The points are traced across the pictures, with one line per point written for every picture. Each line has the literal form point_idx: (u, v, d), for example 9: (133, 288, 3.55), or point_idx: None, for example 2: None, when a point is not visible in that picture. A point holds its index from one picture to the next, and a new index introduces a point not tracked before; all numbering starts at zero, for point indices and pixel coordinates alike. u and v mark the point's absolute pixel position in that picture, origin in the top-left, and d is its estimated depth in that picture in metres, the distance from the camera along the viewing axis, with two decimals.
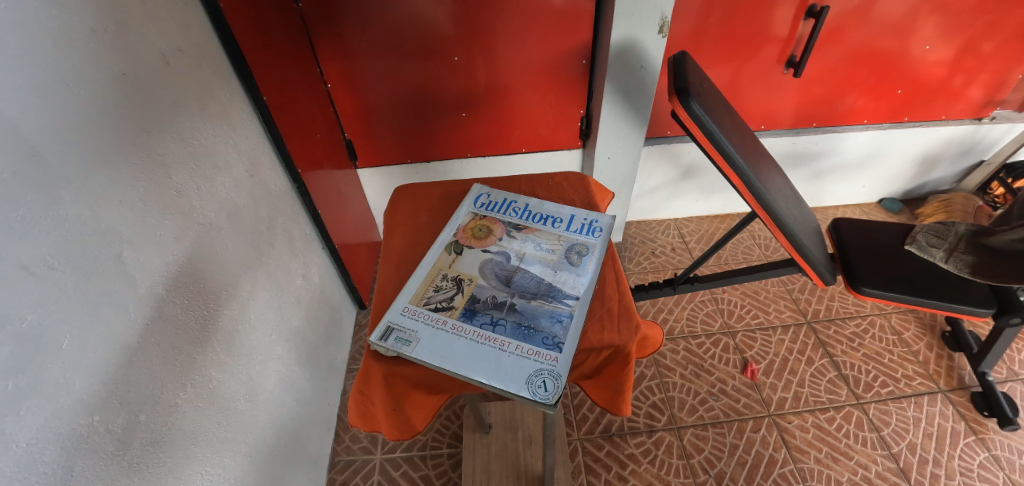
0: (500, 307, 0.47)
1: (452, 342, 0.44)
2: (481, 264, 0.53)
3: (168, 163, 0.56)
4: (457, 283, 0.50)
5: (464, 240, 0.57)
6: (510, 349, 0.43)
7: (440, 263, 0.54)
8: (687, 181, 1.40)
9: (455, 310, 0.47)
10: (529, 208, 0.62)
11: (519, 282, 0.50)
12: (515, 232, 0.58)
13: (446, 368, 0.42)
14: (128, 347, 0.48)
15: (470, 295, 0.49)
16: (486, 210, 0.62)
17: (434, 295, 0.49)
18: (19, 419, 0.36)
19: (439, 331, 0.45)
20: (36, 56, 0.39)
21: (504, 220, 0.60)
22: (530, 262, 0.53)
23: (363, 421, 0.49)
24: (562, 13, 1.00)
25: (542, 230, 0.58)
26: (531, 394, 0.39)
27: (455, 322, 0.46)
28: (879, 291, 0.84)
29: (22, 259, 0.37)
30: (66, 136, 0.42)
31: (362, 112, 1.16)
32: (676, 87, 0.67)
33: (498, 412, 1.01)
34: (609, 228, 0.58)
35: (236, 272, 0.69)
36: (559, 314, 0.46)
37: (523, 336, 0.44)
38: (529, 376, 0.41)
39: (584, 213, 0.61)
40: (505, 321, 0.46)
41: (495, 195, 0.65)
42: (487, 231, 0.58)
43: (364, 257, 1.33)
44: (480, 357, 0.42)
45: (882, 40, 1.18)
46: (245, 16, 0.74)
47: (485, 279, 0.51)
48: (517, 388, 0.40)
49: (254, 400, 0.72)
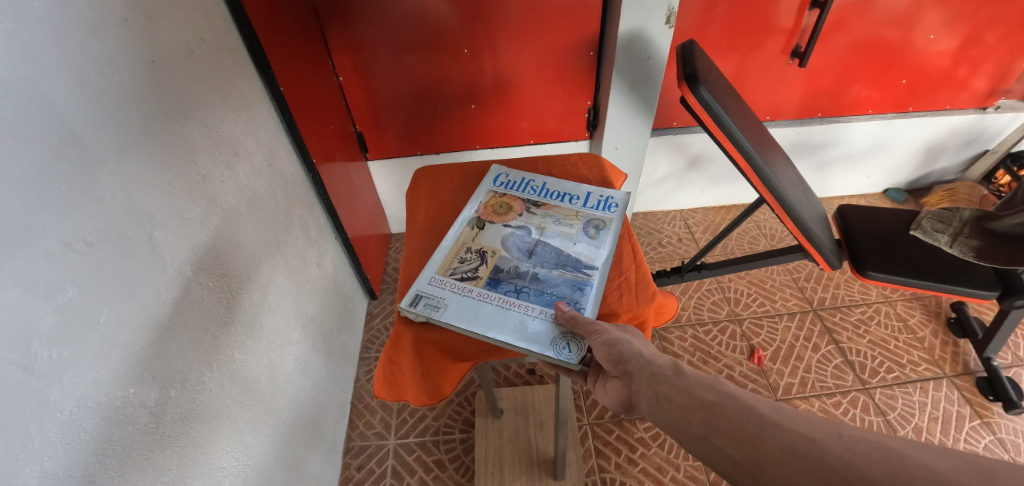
0: (524, 276, 0.50)
1: (479, 308, 0.47)
2: (503, 237, 0.56)
3: (193, 149, 0.58)
4: (481, 255, 0.53)
5: (486, 216, 0.59)
6: (534, 314, 0.47)
7: (463, 237, 0.56)
8: (693, 172, 1.41)
9: (479, 280, 0.50)
10: (547, 187, 0.64)
11: (540, 254, 0.53)
12: (534, 208, 0.60)
13: (474, 331, 0.45)
14: (159, 324, 0.50)
15: (494, 267, 0.52)
16: (505, 188, 0.64)
17: (460, 266, 0.52)
18: (62, 387, 0.38)
19: (465, 298, 0.48)
20: (74, 43, 0.41)
21: (524, 198, 0.62)
22: (550, 237, 0.55)
23: (390, 392, 0.51)
24: (570, 5, 1.02)
25: (560, 207, 0.61)
26: (557, 353, 0.43)
27: (481, 290, 0.49)
28: (884, 275, 0.86)
29: (64, 235, 0.39)
30: (103, 118, 0.44)
31: (372, 104, 1.17)
32: (684, 73, 0.69)
33: (509, 398, 1.03)
34: (625, 204, 0.61)
35: (256, 257, 0.70)
36: (581, 283, 0.50)
37: (547, 302, 0.48)
38: (553, 338, 0.44)
39: (600, 190, 0.63)
40: (529, 289, 0.49)
41: (513, 175, 0.67)
42: (507, 207, 0.60)
43: (375, 248, 1.35)
44: (506, 320, 0.46)
45: (887, 30, 1.19)
46: (261, 7, 0.76)
47: (508, 251, 0.53)
48: (543, 348, 0.44)
49: (274, 381, 0.74)
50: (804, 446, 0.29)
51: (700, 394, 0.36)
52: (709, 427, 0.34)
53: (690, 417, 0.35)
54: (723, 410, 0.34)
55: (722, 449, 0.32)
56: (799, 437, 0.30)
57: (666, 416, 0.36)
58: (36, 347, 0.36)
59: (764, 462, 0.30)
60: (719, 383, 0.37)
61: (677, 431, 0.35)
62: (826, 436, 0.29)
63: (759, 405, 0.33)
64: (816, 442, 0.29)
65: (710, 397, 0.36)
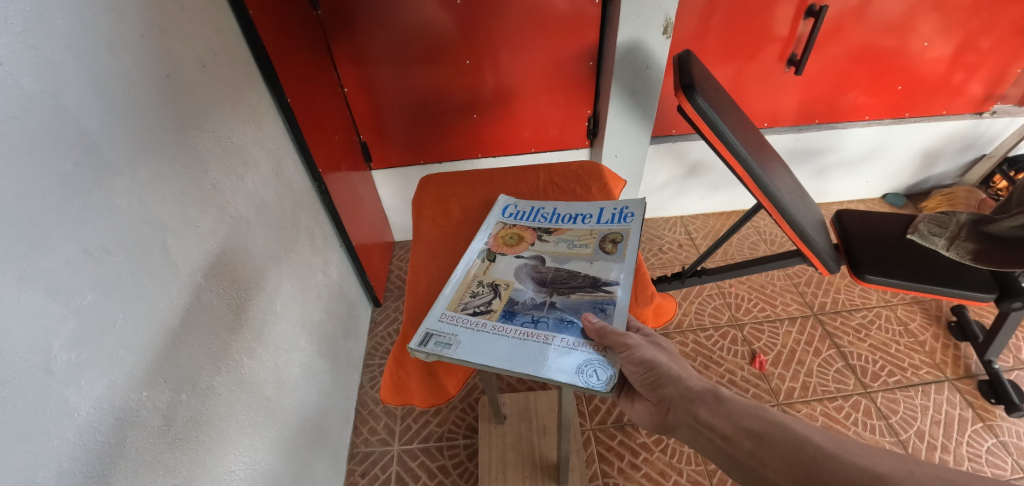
0: (540, 306, 0.49)
1: (493, 342, 0.45)
2: (515, 270, 0.56)
3: (204, 159, 0.59)
4: (493, 288, 0.53)
5: (497, 248, 0.60)
6: (554, 343, 0.44)
7: (474, 270, 0.57)
8: (693, 179, 1.43)
9: (493, 314, 0.49)
10: (557, 212, 0.65)
11: (554, 281, 0.53)
12: (546, 235, 0.61)
13: (491, 366, 0.43)
14: (171, 329, 0.51)
15: (508, 299, 0.51)
16: (514, 219, 0.65)
17: (471, 301, 0.51)
18: (81, 389, 0.39)
19: (478, 332, 0.47)
20: (95, 59, 0.43)
21: (534, 227, 0.63)
22: (565, 260, 0.56)
23: (396, 395, 0.53)
24: (570, 16, 1.04)
25: (573, 228, 0.61)
26: (585, 383, 0.41)
27: (495, 323, 0.48)
28: (881, 278, 0.87)
29: (83, 242, 0.40)
30: (120, 130, 0.45)
31: (376, 115, 1.20)
32: (681, 83, 0.70)
33: (512, 403, 1.04)
34: (640, 214, 0.61)
35: (264, 264, 0.72)
36: (602, 303, 0.49)
37: (567, 329, 0.46)
38: (579, 367, 0.42)
39: (613, 204, 0.64)
40: (547, 318, 0.48)
41: (521, 204, 0.68)
42: (518, 237, 0.61)
43: (378, 257, 1.36)
44: (525, 352, 0.43)
45: (882, 38, 1.21)
46: (270, 23, 0.79)
47: (522, 283, 0.53)
48: (569, 377, 0.41)
49: (280, 387, 0.75)
50: (871, 481, 0.31)
51: (745, 423, 0.39)
52: (758, 458, 0.37)
53: (736, 445, 0.39)
54: (772, 440, 0.37)
55: (773, 480, 0.35)
56: (865, 472, 0.32)
57: (709, 441, 0.40)
58: (55, 349, 0.37)
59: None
60: (766, 411, 0.40)
61: (719, 456, 0.39)
62: (895, 473, 0.31)
63: (813, 436, 0.36)
64: (885, 478, 0.31)
65: (756, 426, 0.39)
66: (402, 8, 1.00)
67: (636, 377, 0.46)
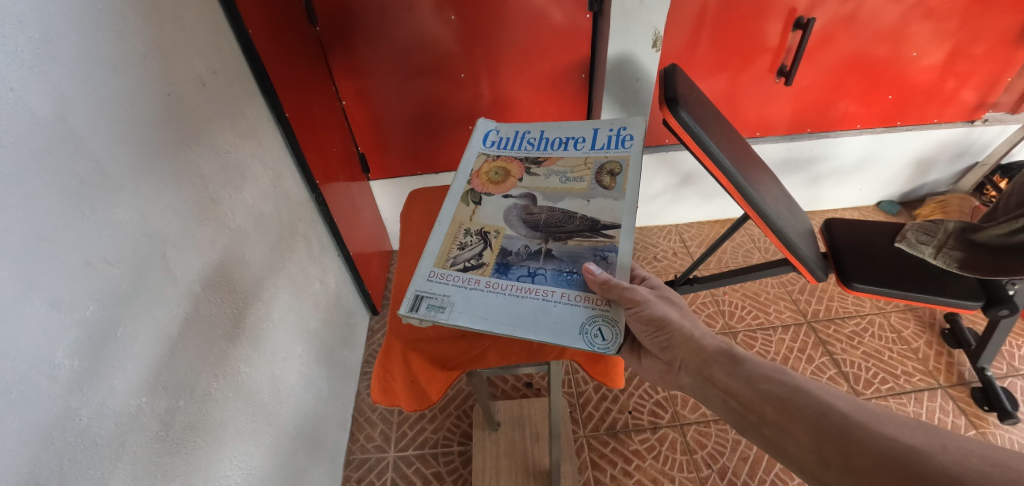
0: (535, 257, 0.52)
1: (491, 301, 0.48)
2: (506, 213, 0.58)
3: (204, 173, 0.62)
4: (483, 238, 0.55)
5: (482, 188, 0.61)
6: (555, 298, 0.48)
7: (460, 217, 0.59)
8: (686, 188, 1.44)
9: (485, 268, 0.52)
10: (544, 137, 0.66)
11: (546, 224, 0.56)
12: (535, 167, 0.63)
13: (492, 326, 0.46)
14: (170, 338, 0.53)
15: (499, 250, 0.54)
16: (498, 149, 0.66)
17: (461, 255, 0.54)
18: (82, 395, 0.41)
19: (473, 291, 0.50)
20: (100, 81, 0.45)
21: (521, 158, 0.64)
22: (559, 199, 0.58)
23: (384, 396, 0.62)
24: (563, 29, 1.07)
25: (564, 158, 0.63)
26: (591, 344, 0.44)
27: (489, 279, 0.51)
28: (869, 286, 0.88)
29: (86, 254, 0.43)
30: (124, 148, 0.48)
31: (374, 126, 1.22)
32: (665, 97, 0.72)
33: (506, 410, 1.06)
34: (637, 137, 0.62)
35: (261, 274, 0.74)
36: (603, 251, 0.52)
37: (566, 283, 0.49)
38: (583, 328, 0.46)
39: (608, 125, 0.65)
40: (544, 271, 0.51)
41: (505, 131, 0.69)
42: (503, 173, 0.63)
43: (376, 264, 1.39)
44: (528, 309, 0.47)
45: (872, 48, 1.23)
46: (269, 41, 0.82)
47: (513, 229, 0.56)
48: (574, 338, 0.45)
49: (277, 394, 0.77)
50: (900, 453, 0.34)
51: (767, 387, 0.44)
52: (778, 419, 0.41)
53: (754, 405, 0.43)
54: (795, 405, 0.41)
55: (792, 437, 0.40)
56: (895, 443, 0.35)
57: (726, 399, 0.46)
58: (59, 357, 0.39)
59: (848, 459, 0.36)
60: (790, 377, 0.44)
61: (733, 414, 0.45)
62: (929, 447, 0.34)
63: (838, 404, 0.40)
64: (918, 451, 0.34)
65: (777, 390, 0.43)
66: (399, 23, 1.03)
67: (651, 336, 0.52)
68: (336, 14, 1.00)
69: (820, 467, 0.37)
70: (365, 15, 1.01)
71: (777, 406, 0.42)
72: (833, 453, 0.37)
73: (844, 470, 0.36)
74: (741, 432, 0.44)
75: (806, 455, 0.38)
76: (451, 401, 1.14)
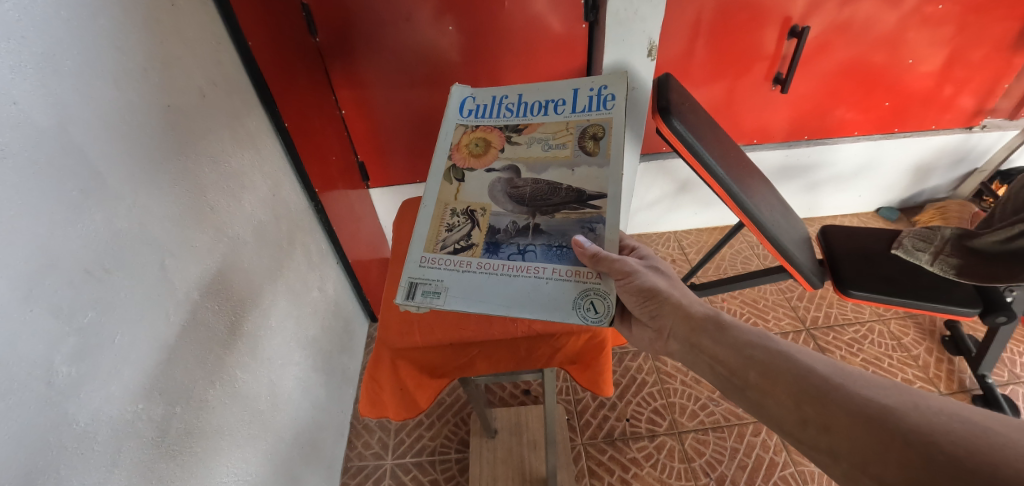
0: (524, 233, 0.54)
1: (485, 282, 0.51)
2: (490, 188, 0.59)
3: (203, 183, 0.63)
4: (471, 217, 0.57)
5: (463, 163, 0.61)
6: (546, 274, 0.51)
7: (445, 196, 0.59)
8: (684, 195, 1.45)
9: (476, 249, 0.54)
10: (523, 101, 0.65)
11: (532, 197, 0.57)
12: (516, 135, 0.62)
13: (489, 307, 0.49)
14: (167, 345, 0.54)
15: (487, 229, 0.55)
16: (476, 119, 0.65)
17: (450, 236, 0.55)
18: (80, 401, 0.42)
19: (466, 272, 0.52)
20: (101, 95, 0.46)
21: (500, 127, 0.63)
22: (543, 169, 0.58)
23: (373, 408, 0.65)
24: (559, 38, 1.08)
25: (545, 123, 0.63)
26: (584, 317, 0.48)
27: (480, 260, 0.53)
28: (865, 293, 0.91)
29: (86, 263, 0.44)
30: (122, 159, 0.49)
31: (374, 134, 1.24)
32: (658, 106, 0.73)
33: (504, 418, 1.06)
34: (619, 96, 0.62)
35: (259, 282, 0.75)
36: (591, 222, 0.53)
37: (556, 258, 0.52)
38: (576, 302, 0.49)
39: (588, 84, 0.64)
40: (533, 247, 0.53)
41: (480, 97, 0.67)
42: (484, 144, 0.62)
43: (376, 271, 1.40)
44: (522, 287, 0.50)
45: (868, 55, 1.24)
46: (269, 52, 0.83)
47: (499, 205, 0.57)
48: (567, 313, 0.48)
49: (275, 400, 0.77)
50: (874, 412, 0.37)
51: (751, 353, 0.47)
52: (761, 381, 0.45)
53: (738, 370, 0.47)
54: (777, 368, 0.44)
55: (773, 399, 0.43)
56: (874, 403, 0.38)
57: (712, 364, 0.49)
58: (57, 363, 0.40)
59: (826, 417, 0.39)
60: (774, 344, 0.47)
61: (718, 378, 0.49)
62: (900, 405, 0.37)
63: (819, 367, 0.43)
64: (891, 410, 0.37)
65: (761, 355, 0.46)
66: (398, 34, 1.04)
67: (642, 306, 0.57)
68: (336, 25, 1.01)
69: (800, 426, 0.40)
70: (364, 26, 1.02)
71: (760, 371, 0.45)
72: (814, 412, 0.40)
73: (822, 428, 0.39)
74: (725, 395, 0.48)
75: (785, 414, 0.42)
76: (448, 409, 1.14)
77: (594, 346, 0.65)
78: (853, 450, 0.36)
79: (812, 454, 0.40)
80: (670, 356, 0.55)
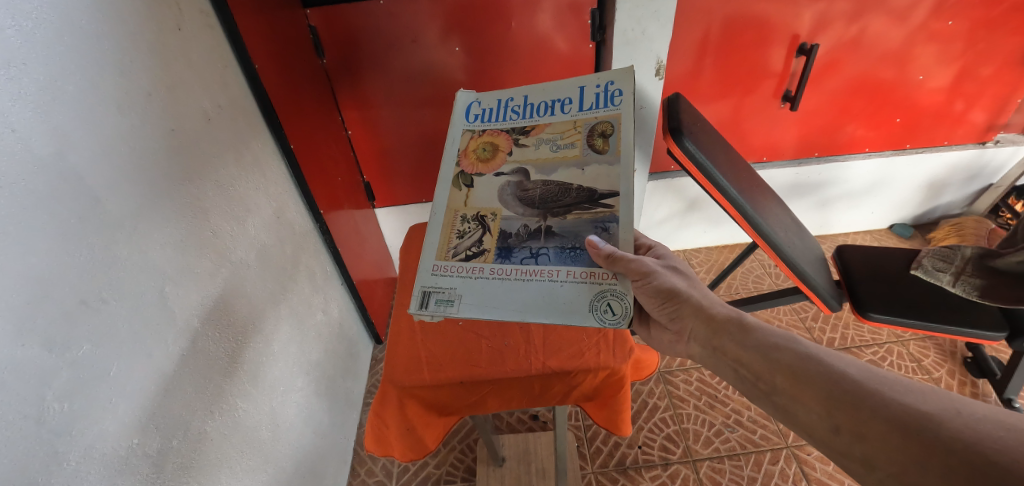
0: (536, 236, 0.53)
1: (498, 288, 0.50)
2: (500, 192, 0.57)
3: (206, 207, 0.62)
4: (481, 223, 0.55)
5: (471, 167, 0.59)
6: (561, 277, 0.49)
7: (454, 202, 0.57)
8: (693, 213, 1.43)
9: (488, 254, 0.52)
10: (529, 102, 0.62)
11: (543, 199, 0.55)
12: (524, 137, 0.60)
13: (504, 314, 0.48)
14: (165, 376, 0.52)
15: (499, 233, 0.54)
16: (482, 123, 0.62)
17: (461, 243, 0.54)
18: (72, 440, 0.40)
19: (479, 279, 0.51)
20: (104, 123, 0.46)
21: (507, 130, 0.61)
22: (552, 170, 0.56)
23: (377, 445, 0.63)
24: (566, 58, 1.08)
25: (552, 123, 0.60)
26: (601, 320, 0.46)
27: (493, 265, 0.52)
28: (886, 316, 0.89)
29: (82, 293, 0.42)
30: (124, 185, 0.48)
31: (380, 154, 1.24)
32: (669, 127, 0.72)
33: (511, 445, 1.03)
34: (627, 91, 0.58)
35: (262, 306, 0.73)
36: (604, 221, 0.52)
37: (569, 260, 0.50)
38: (593, 304, 0.48)
39: (594, 81, 0.60)
40: (546, 250, 0.52)
41: (485, 100, 0.63)
42: (491, 148, 0.60)
43: (382, 291, 1.38)
44: (537, 291, 0.49)
45: (877, 72, 1.23)
46: (276, 75, 0.83)
47: (510, 209, 0.55)
48: (584, 316, 0.47)
49: (276, 430, 0.75)
50: (913, 419, 0.35)
51: (777, 356, 0.45)
52: (789, 385, 0.42)
53: (764, 374, 0.45)
54: (806, 371, 0.42)
55: (802, 405, 0.41)
56: (913, 410, 0.35)
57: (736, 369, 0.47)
58: (48, 400, 0.38)
59: (860, 425, 0.37)
60: (801, 347, 0.45)
61: (742, 382, 0.47)
62: (942, 412, 0.34)
63: (851, 371, 0.40)
64: (931, 417, 0.35)
65: (788, 358, 0.44)
66: (405, 55, 1.05)
67: (661, 306, 0.55)
68: (344, 48, 1.02)
69: (832, 433, 0.38)
70: (372, 47, 1.03)
71: (787, 374, 0.43)
72: (846, 419, 0.38)
73: (856, 436, 0.37)
74: (750, 399, 0.46)
75: (815, 422, 0.40)
76: (454, 435, 1.10)
77: (611, 383, 0.63)
78: (890, 460, 0.34)
79: (846, 463, 0.37)
80: (691, 359, 0.54)
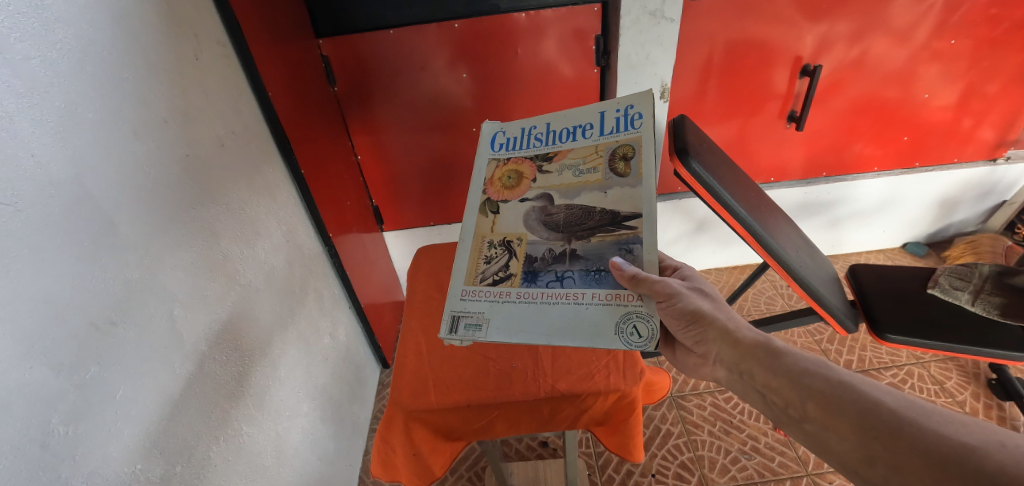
0: (561, 260, 0.52)
1: (525, 311, 0.50)
2: (525, 217, 0.57)
3: (216, 229, 0.62)
4: (508, 248, 0.55)
5: (497, 195, 0.59)
6: (587, 299, 0.49)
7: (481, 228, 0.58)
8: (702, 234, 1.43)
9: (515, 278, 0.52)
10: (552, 129, 0.62)
11: (565, 221, 0.55)
12: (547, 164, 0.60)
13: (531, 338, 0.47)
14: (172, 399, 0.52)
15: (525, 258, 0.54)
16: (507, 152, 0.62)
17: (488, 268, 0.54)
18: (75, 464, 0.40)
19: (506, 302, 0.51)
20: (121, 149, 0.47)
21: (531, 157, 0.61)
22: (575, 195, 0.56)
23: (386, 472, 0.61)
24: (572, 83, 1.10)
25: (574, 148, 0.60)
26: (628, 342, 0.46)
27: (520, 289, 0.51)
28: (904, 337, 0.86)
29: (92, 315, 0.42)
30: (137, 209, 0.48)
31: (388, 178, 1.26)
32: (675, 148, 0.73)
33: (521, 473, 1.00)
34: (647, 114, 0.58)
35: (270, 331, 0.74)
36: (627, 243, 0.51)
37: (594, 282, 0.50)
38: (620, 326, 0.47)
39: (614, 105, 0.60)
40: (572, 273, 0.51)
41: (510, 129, 0.64)
42: (517, 176, 0.60)
43: (389, 315, 1.38)
44: (562, 314, 0.48)
45: (881, 91, 1.23)
46: (290, 104, 0.86)
47: (535, 234, 0.55)
48: (611, 339, 0.46)
49: (281, 456, 0.74)
50: (954, 453, 0.34)
51: (808, 382, 0.44)
52: (821, 413, 0.41)
53: (795, 401, 0.44)
54: (840, 398, 0.41)
55: (836, 435, 0.40)
56: (952, 441, 0.35)
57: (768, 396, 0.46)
58: (53, 422, 0.38)
59: (897, 456, 0.36)
60: (833, 373, 0.43)
61: (771, 409, 0.46)
62: (984, 444, 0.34)
63: (886, 400, 0.39)
64: (972, 449, 0.34)
65: (820, 385, 0.43)
66: (413, 82, 1.07)
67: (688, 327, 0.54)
68: (354, 76, 1.05)
69: (867, 465, 0.37)
70: (381, 75, 1.06)
71: (819, 401, 0.42)
72: (882, 449, 0.37)
73: (893, 467, 0.36)
74: (780, 427, 0.45)
75: (849, 453, 0.38)
76: (462, 462, 1.08)
77: (622, 407, 0.61)
78: None
79: None
80: (716, 383, 0.52)
